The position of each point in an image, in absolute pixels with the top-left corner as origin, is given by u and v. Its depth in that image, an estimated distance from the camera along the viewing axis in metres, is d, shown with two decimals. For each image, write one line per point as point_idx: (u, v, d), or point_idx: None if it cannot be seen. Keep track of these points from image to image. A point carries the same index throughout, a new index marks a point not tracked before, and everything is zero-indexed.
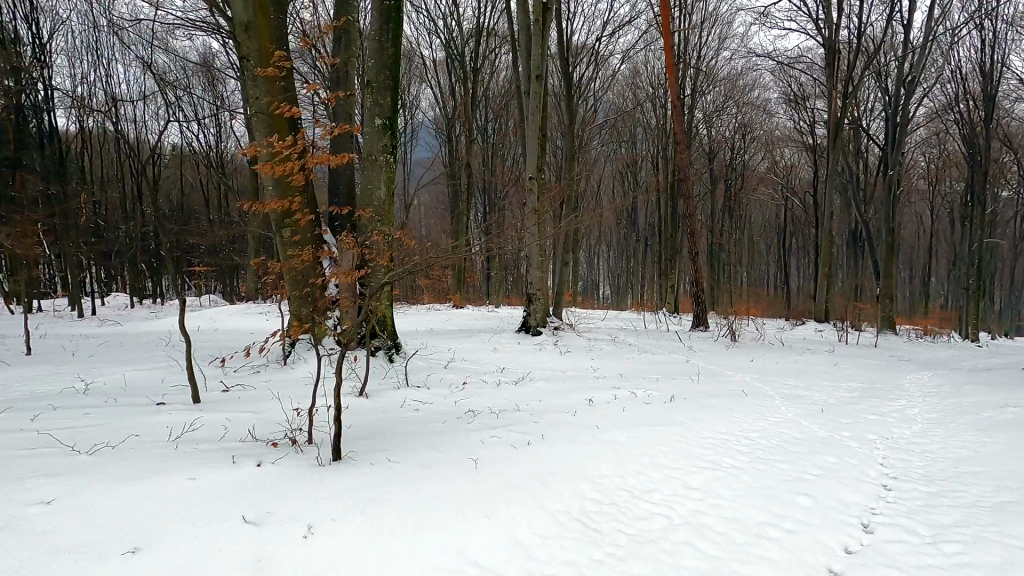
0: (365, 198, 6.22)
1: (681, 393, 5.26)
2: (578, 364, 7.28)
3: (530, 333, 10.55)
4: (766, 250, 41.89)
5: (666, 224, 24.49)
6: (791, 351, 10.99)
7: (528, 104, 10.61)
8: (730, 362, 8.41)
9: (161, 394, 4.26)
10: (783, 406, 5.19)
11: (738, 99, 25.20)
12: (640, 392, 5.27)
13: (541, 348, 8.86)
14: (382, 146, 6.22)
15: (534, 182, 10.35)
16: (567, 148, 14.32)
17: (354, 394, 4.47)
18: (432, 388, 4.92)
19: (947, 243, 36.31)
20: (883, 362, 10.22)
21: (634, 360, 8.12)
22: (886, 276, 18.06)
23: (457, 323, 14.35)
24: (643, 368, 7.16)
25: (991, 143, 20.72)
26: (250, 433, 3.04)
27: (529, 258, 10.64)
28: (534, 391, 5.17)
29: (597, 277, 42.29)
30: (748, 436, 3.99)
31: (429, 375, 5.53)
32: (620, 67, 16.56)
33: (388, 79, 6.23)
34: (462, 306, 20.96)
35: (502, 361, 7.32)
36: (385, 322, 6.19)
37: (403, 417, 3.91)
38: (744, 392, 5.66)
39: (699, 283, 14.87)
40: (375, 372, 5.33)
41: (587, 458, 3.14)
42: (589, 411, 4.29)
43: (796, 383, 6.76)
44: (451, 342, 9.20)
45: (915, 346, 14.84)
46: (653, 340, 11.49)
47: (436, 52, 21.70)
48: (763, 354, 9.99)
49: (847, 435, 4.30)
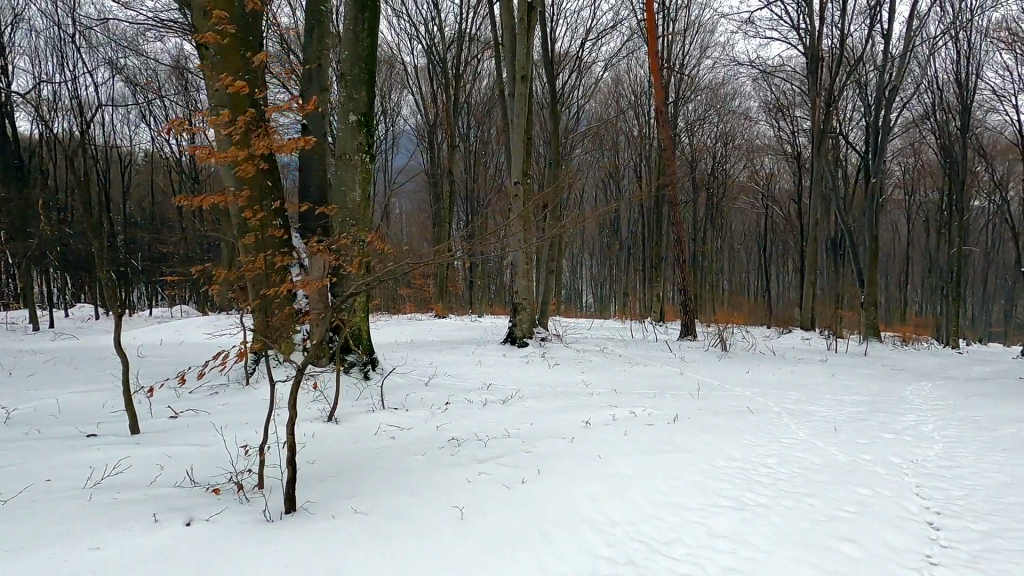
0: (338, 200, 5.71)
1: (684, 412, 4.82)
2: (570, 379, 6.83)
3: (516, 344, 10.08)
4: (747, 257, 42.14)
5: (650, 233, 24.30)
6: (784, 361, 10.69)
7: (512, 107, 10.21)
8: (727, 375, 8.01)
9: (96, 423, 3.70)
10: (793, 425, 4.81)
11: (719, 108, 25.25)
12: (639, 411, 4.82)
13: (528, 361, 8.40)
14: (357, 144, 5.74)
15: (519, 186, 9.91)
16: (552, 156, 13.95)
17: (321, 420, 3.95)
18: (411, 411, 4.42)
19: (923, 251, 36.88)
20: (877, 371, 9.94)
21: (627, 373, 7.70)
22: (869, 284, 17.97)
23: (439, 334, 13.76)
24: (638, 382, 6.73)
25: (967, 153, 20.95)
26: (187, 478, 2.53)
27: (514, 267, 10.21)
28: (524, 412, 4.70)
29: (580, 286, 42.01)
30: (767, 463, 3.56)
31: (407, 395, 5.02)
32: (603, 74, 16.30)
33: (363, 72, 5.76)
34: (445, 316, 20.40)
35: (487, 376, 6.85)
36: (360, 334, 5.70)
37: (375, 448, 3.40)
38: (750, 409, 5.24)
39: (687, 291, 14.54)
40: (347, 393, 4.80)
41: (591, 498, 2.69)
42: (588, 437, 3.82)
43: (800, 397, 6.38)
44: (432, 355, 8.68)
45: (902, 354, 14.67)
46: (642, 350, 11.10)
47: (417, 57, 21.30)
48: (757, 365, 9.64)
49: (870, 458, 3.92)
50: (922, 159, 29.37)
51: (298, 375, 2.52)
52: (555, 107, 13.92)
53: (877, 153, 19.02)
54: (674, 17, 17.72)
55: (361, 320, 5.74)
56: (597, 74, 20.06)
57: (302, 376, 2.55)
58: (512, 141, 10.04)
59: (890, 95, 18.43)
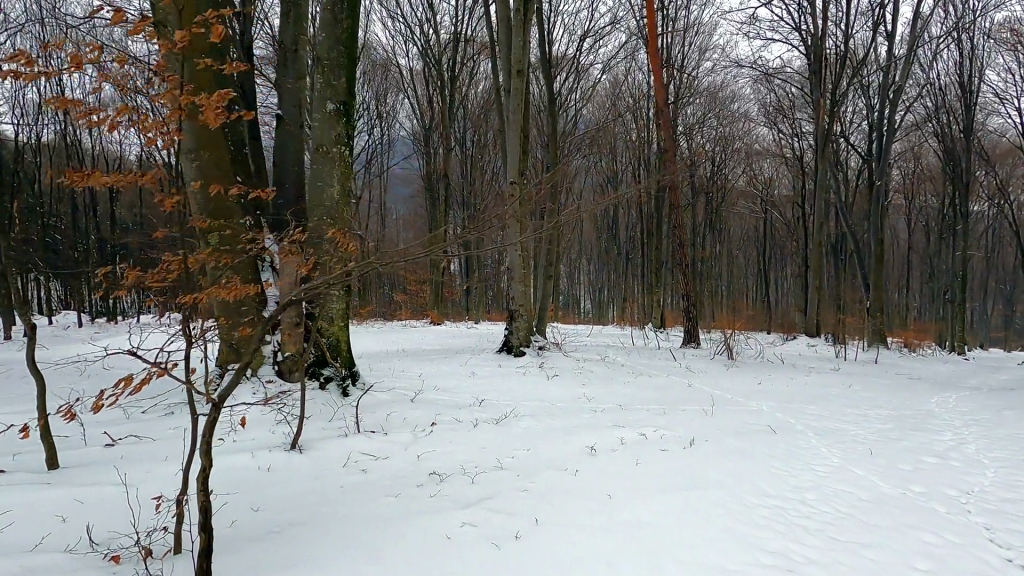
0: (315, 197, 5.16)
1: (700, 434, 4.27)
2: (570, 393, 6.29)
3: (512, 353, 9.52)
4: (745, 262, 41.73)
5: (649, 238, 23.81)
6: (793, 369, 10.19)
7: (508, 104, 9.70)
8: (738, 386, 7.48)
9: (15, 453, 3.17)
10: (823, 447, 4.28)
11: (719, 110, 24.87)
12: (651, 432, 4.26)
13: (525, 372, 7.87)
14: (334, 135, 5.20)
15: (515, 187, 9.40)
16: (549, 159, 13.43)
17: (283, 448, 3.39)
18: (390, 435, 3.86)
19: (923, 256, 36.53)
20: (894, 381, 9.41)
21: (633, 386, 7.16)
22: (876, 288, 17.46)
23: (433, 342, 13.21)
24: (645, 397, 6.19)
25: (971, 156, 20.53)
26: (85, 539, 2.06)
27: (510, 271, 9.71)
28: (519, 434, 4.15)
29: (578, 292, 41.50)
30: (806, 499, 3.04)
31: (389, 414, 4.46)
32: (602, 77, 15.82)
33: (342, 56, 5.24)
34: (441, 323, 19.84)
35: (481, 390, 6.31)
36: (339, 345, 5.15)
37: (340, 486, 2.86)
38: (772, 428, 4.70)
39: (690, 296, 14.03)
40: (320, 413, 4.25)
41: (603, 560, 2.16)
42: (595, 468, 3.28)
43: (821, 412, 5.86)
44: (423, 365, 8.12)
45: (912, 361, 14.13)
46: (646, 359, 10.55)
47: (412, 60, 20.89)
48: (768, 374, 9.11)
49: (921, 490, 3.40)
50: (923, 162, 29.07)
51: (217, 412, 1.98)
52: (554, 108, 13.43)
53: (882, 157, 18.54)
54: (674, 17, 17.30)
55: (340, 328, 5.19)
56: (595, 76, 19.63)
57: (222, 412, 2.01)
58: (509, 137, 9.57)
59: (895, 96, 17.98)
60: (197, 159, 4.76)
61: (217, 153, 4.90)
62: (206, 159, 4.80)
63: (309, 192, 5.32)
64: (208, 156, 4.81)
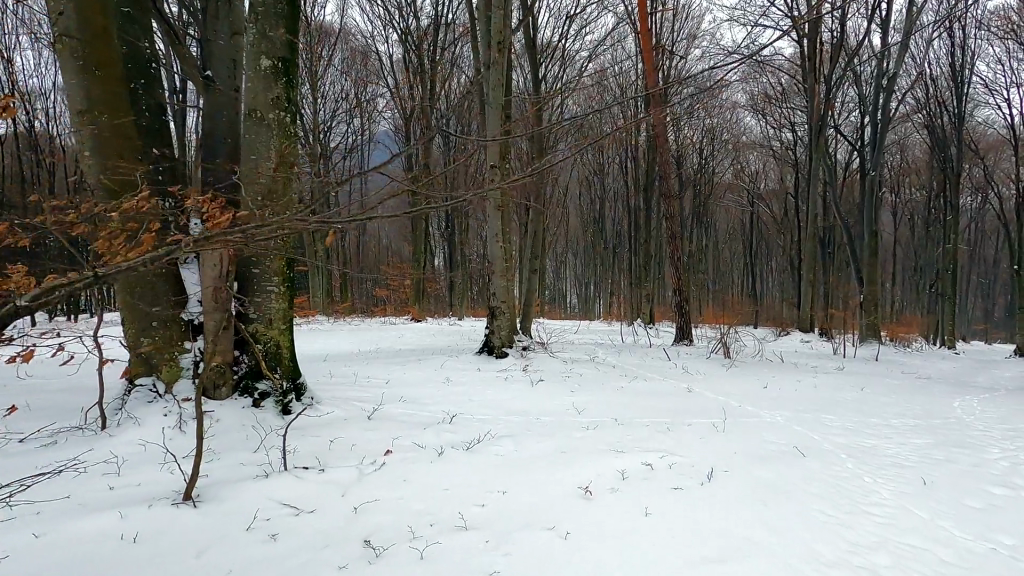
0: (249, 172, 4.25)
1: (718, 464, 3.49)
2: (557, 403, 5.48)
3: (493, 354, 8.69)
4: (732, 257, 41.34)
5: (638, 231, 23.10)
6: (795, 368, 9.51)
7: (489, 83, 8.84)
8: (741, 391, 6.76)
9: None
10: (864, 474, 3.55)
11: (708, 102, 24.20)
12: (658, 461, 3.46)
13: (506, 376, 7.05)
14: (272, 100, 4.30)
15: (496, 171, 8.67)
16: (534, 148, 12.56)
17: (169, 500, 2.52)
18: (327, 473, 3.03)
19: (909, 252, 36.27)
20: (904, 382, 8.75)
21: (627, 392, 6.38)
22: (870, 281, 16.80)
23: (411, 341, 12.30)
24: (644, 407, 5.41)
25: (964, 147, 20.00)
26: None
27: (490, 264, 8.86)
28: (496, 467, 3.34)
29: (564, 287, 40.72)
30: (876, 568, 2.28)
31: (332, 441, 3.59)
32: (588, 66, 14.94)
33: (280, 2, 4.32)
34: (422, 319, 18.89)
35: (456, 401, 5.47)
36: (280, 355, 4.29)
37: (235, 567, 2.05)
38: (800, 452, 3.96)
39: (681, 291, 13.32)
40: (245, 444, 3.39)
41: None
42: (592, 528, 2.49)
43: (841, 423, 5.14)
44: (392, 370, 7.27)
45: (913, 358, 13.49)
46: (638, 359, 9.79)
47: (392, 48, 19.89)
48: (769, 376, 8.41)
49: (1012, 543, 2.65)
50: (907, 155, 28.95)
51: None
52: (540, 96, 12.62)
53: (876, 147, 17.97)
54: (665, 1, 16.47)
55: (282, 333, 4.33)
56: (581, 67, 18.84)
57: None
58: (489, 115, 8.75)
59: (889, 84, 17.36)
60: (92, 123, 3.84)
61: (121, 117, 3.97)
62: (105, 123, 3.88)
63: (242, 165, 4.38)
64: (108, 120, 3.89)
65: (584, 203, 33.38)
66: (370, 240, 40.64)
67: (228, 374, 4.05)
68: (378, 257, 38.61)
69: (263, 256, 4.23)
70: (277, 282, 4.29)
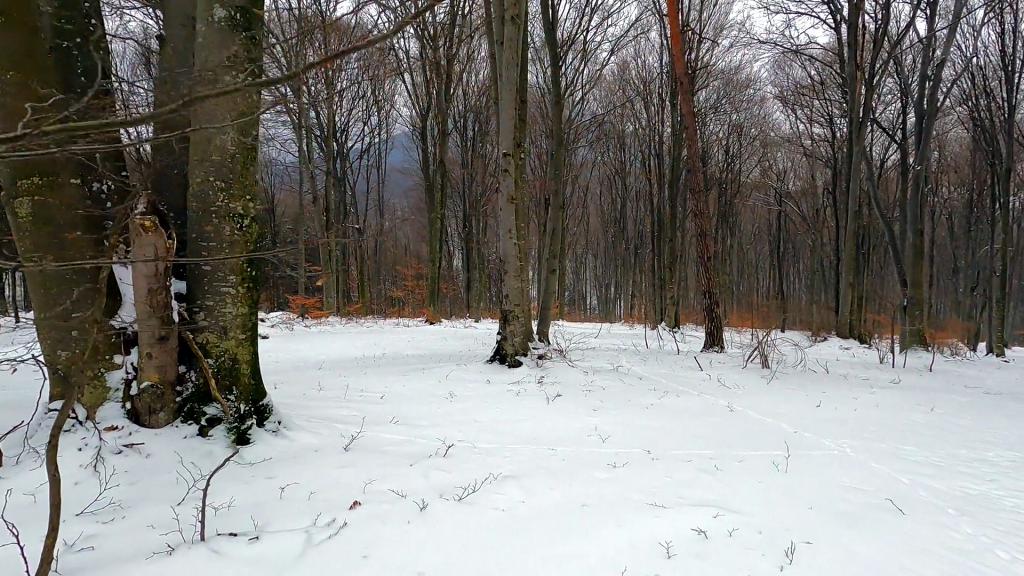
0: (200, 143, 3.44)
1: (794, 530, 2.62)
2: (578, 428, 4.60)
3: (505, 363, 7.86)
4: (757, 259, 39.98)
5: (662, 231, 22.01)
6: (845, 381, 8.46)
7: (502, 64, 8.01)
8: (790, 412, 5.80)
9: None
10: (992, 545, 2.64)
11: (735, 96, 23.09)
12: (715, 526, 2.60)
13: (517, 390, 6.21)
14: (226, 59, 3.50)
15: (509, 162, 7.83)
16: (553, 141, 11.71)
17: None
18: (263, 542, 2.26)
19: (950, 254, 34.37)
20: (972, 398, 7.66)
21: (659, 413, 5.47)
22: (916, 283, 15.43)
23: (421, 346, 11.52)
24: (683, 436, 4.52)
25: (1016, 139, 18.49)
26: None
27: (503, 263, 8.02)
28: (497, 533, 2.52)
29: (583, 288, 39.74)
30: None
31: (283, 489, 2.80)
32: (611, 60, 14.19)
33: None
34: (437, 321, 18.11)
35: (459, 423, 4.64)
36: (238, 371, 3.50)
37: None
38: (897, 506, 3.04)
39: (711, 293, 12.31)
40: (168, 493, 2.61)
41: None
42: None
43: (926, 458, 4.18)
44: (391, 381, 6.48)
45: (968, 367, 12.23)
46: (666, 369, 8.84)
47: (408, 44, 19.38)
48: (817, 390, 7.39)
49: None
50: (947, 151, 27.37)
51: None
52: (560, 87, 11.84)
53: (921, 138, 16.35)
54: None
55: (240, 344, 3.55)
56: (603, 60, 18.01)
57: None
58: (501, 100, 7.91)
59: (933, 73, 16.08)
60: None
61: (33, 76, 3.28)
62: (10, 82, 3.20)
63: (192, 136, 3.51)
64: (15, 79, 3.21)
65: (605, 202, 32.45)
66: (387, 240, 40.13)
67: (169, 395, 3.27)
68: (395, 257, 38.05)
69: (216, 250, 3.47)
70: (234, 282, 3.52)
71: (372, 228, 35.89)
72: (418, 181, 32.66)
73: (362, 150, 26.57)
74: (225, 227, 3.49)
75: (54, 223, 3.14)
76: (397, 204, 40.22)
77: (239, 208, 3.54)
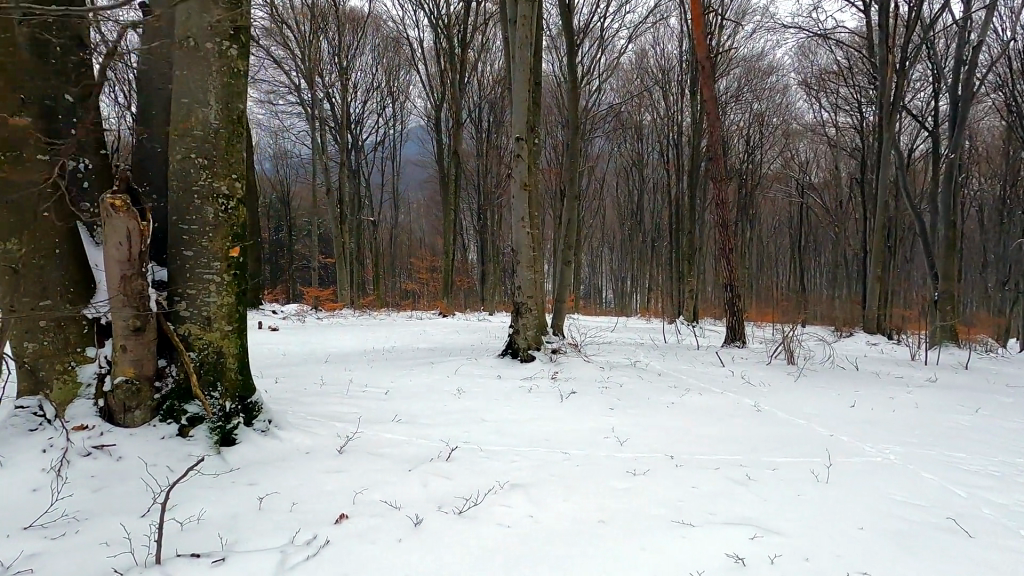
0: (179, 117, 3.16)
1: (847, 556, 2.27)
2: (593, 429, 4.27)
3: (517, 357, 7.54)
4: (777, 251, 39.26)
5: (680, 223, 21.42)
6: (877, 378, 8.00)
7: (516, 43, 7.64)
8: (823, 413, 5.37)
9: None
10: None
11: (757, 84, 22.41)
12: (754, 553, 2.24)
13: (529, 386, 5.88)
14: (206, 22, 3.15)
15: (521, 147, 7.48)
16: (568, 128, 11.32)
17: None
18: (229, 564, 1.97)
19: (981, 248, 33.21)
20: (1017, 398, 7.16)
21: (681, 413, 5.10)
22: (947, 276, 14.74)
23: (432, 338, 11.23)
24: (708, 439, 4.16)
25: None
26: None
27: (515, 253, 7.68)
28: (500, 555, 2.19)
29: (599, 281, 39.23)
30: None
31: (263, 499, 2.51)
32: (629, 47, 13.75)
33: None
34: (451, 314, 17.84)
35: (466, 422, 4.33)
36: (223, 365, 3.23)
37: None
38: (960, 527, 2.65)
39: (732, 285, 11.85)
40: (132, 505, 2.34)
41: None
42: None
43: (982, 467, 3.77)
44: (398, 375, 6.19)
45: (1006, 364, 11.61)
46: (686, 365, 8.45)
47: (421, 32, 19.06)
48: (848, 388, 6.95)
49: None
50: (980, 140, 26.29)
51: None
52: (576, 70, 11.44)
53: (956, 125, 15.54)
54: None
55: (226, 336, 3.27)
56: (620, 47, 17.52)
57: None
58: (514, 83, 7.55)
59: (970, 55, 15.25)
60: None
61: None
62: None
63: (171, 109, 3.20)
64: None
65: (622, 194, 31.93)
66: (402, 233, 40.03)
67: (147, 392, 2.99)
68: (410, 250, 37.96)
69: (199, 234, 3.19)
70: (219, 268, 3.24)
71: (387, 220, 35.78)
72: (433, 174, 32.39)
73: (376, 142, 26.35)
74: (208, 208, 3.20)
75: (17, 204, 2.87)
76: (412, 196, 40.02)
77: (225, 189, 3.26)
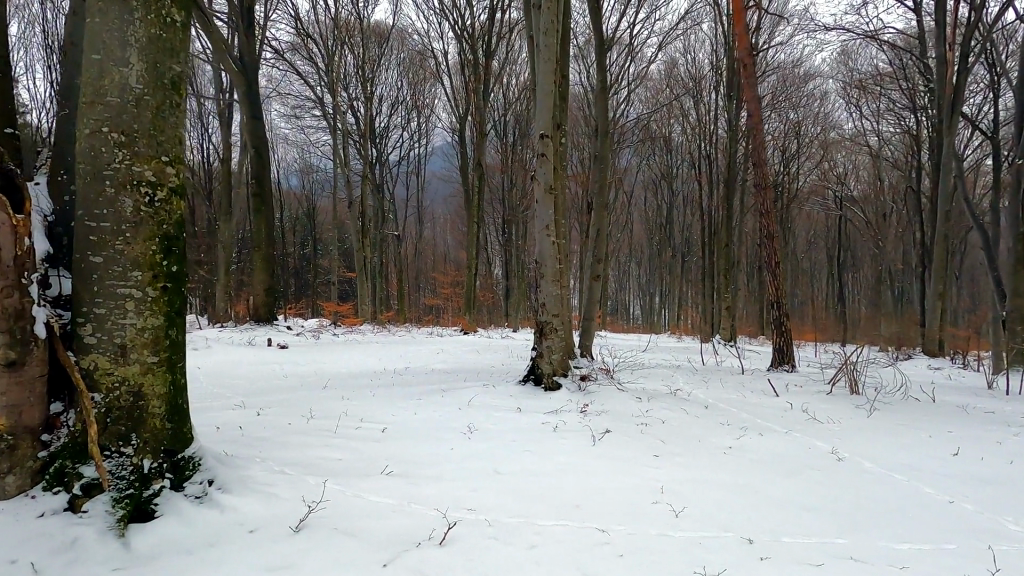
0: (92, 80, 2.37)
1: None
2: (636, 490, 3.30)
3: (540, 385, 6.59)
4: (814, 267, 37.53)
5: (715, 238, 20.24)
6: (962, 411, 6.79)
7: (540, 32, 6.82)
8: (924, 465, 4.27)
9: None
10: None
11: (794, 92, 21.27)
12: None
13: (555, 423, 4.90)
14: None
15: (547, 146, 6.66)
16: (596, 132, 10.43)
17: None
18: None
19: None
20: None
21: (744, 463, 4.09)
22: None
23: (448, 360, 10.32)
24: (788, 507, 3.16)
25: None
26: None
27: (539, 265, 6.77)
28: None
29: (626, 297, 38.05)
30: None
31: None
32: (659, 56, 12.95)
33: None
34: (472, 331, 16.97)
35: (473, 477, 3.40)
36: (142, 411, 2.42)
37: None
38: None
39: (779, 303, 10.68)
40: None
41: None
42: None
43: None
44: (400, 408, 5.28)
45: None
46: (734, 394, 7.33)
47: (445, 45, 18.62)
48: (937, 427, 5.78)
49: None
50: None
51: None
52: (606, 72, 10.59)
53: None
54: None
55: (149, 371, 2.45)
56: (649, 55, 16.70)
57: None
58: (538, 75, 6.73)
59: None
60: None
61: None
62: None
63: (81, 66, 2.40)
64: None
65: (651, 208, 30.81)
66: (426, 247, 39.57)
67: (26, 450, 2.20)
68: (433, 265, 37.41)
69: (112, 233, 2.38)
70: (139, 280, 2.43)
71: (410, 235, 35.41)
72: (457, 189, 31.90)
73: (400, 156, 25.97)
74: (126, 200, 2.40)
75: None
76: (435, 210, 39.60)
77: (152, 175, 2.47)
